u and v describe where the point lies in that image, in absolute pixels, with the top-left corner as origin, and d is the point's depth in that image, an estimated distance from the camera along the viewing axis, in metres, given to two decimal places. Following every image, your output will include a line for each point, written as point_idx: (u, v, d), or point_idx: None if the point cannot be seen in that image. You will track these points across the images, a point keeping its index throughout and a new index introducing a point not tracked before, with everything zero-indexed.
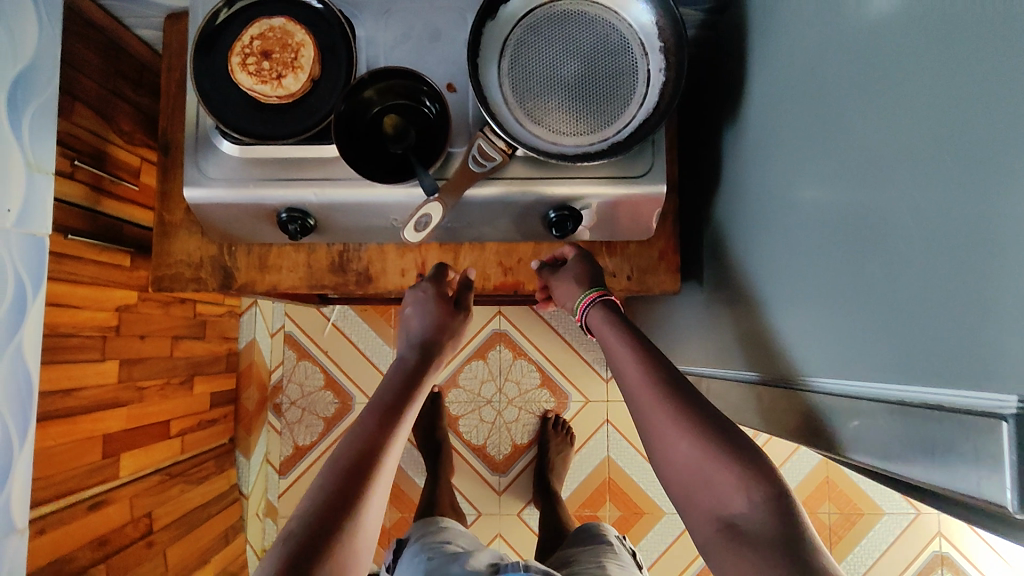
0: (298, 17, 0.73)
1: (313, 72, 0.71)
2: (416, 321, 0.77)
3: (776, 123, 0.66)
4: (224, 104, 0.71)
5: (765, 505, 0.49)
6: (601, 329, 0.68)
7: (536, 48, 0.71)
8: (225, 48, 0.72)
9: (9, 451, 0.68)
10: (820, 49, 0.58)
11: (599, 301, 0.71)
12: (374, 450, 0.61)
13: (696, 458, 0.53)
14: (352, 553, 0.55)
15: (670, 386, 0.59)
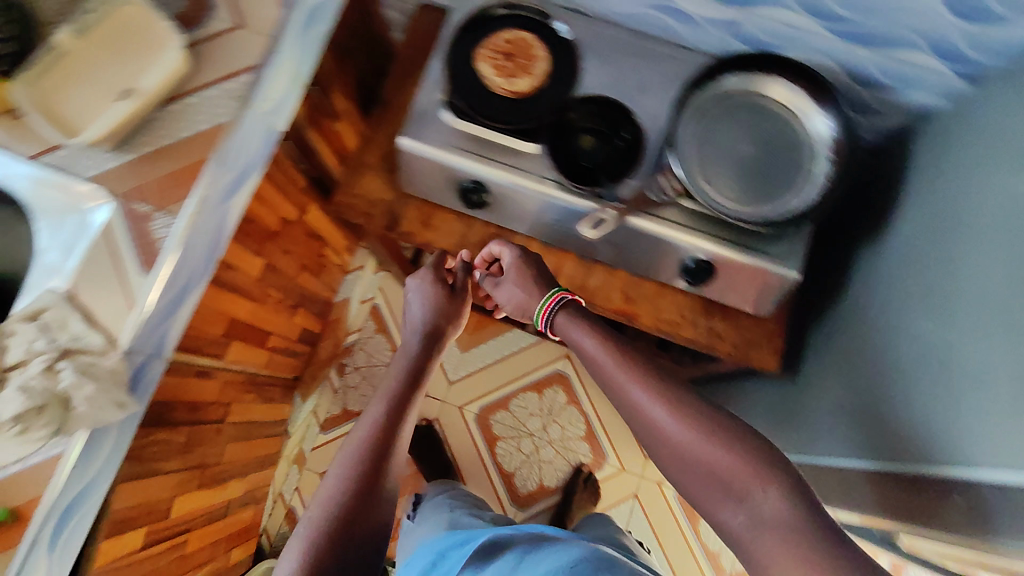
0: (543, 33, 0.86)
1: (540, 82, 0.85)
2: (412, 308, 0.91)
3: (919, 245, 0.74)
4: (461, 80, 0.85)
5: (776, 490, 0.55)
6: (574, 326, 0.76)
7: (724, 125, 0.82)
8: (477, 36, 0.86)
9: (186, 288, 0.75)
10: (981, 191, 0.67)
11: (562, 300, 0.78)
12: (385, 440, 0.73)
13: (711, 459, 0.59)
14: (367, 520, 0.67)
15: (653, 383, 0.66)
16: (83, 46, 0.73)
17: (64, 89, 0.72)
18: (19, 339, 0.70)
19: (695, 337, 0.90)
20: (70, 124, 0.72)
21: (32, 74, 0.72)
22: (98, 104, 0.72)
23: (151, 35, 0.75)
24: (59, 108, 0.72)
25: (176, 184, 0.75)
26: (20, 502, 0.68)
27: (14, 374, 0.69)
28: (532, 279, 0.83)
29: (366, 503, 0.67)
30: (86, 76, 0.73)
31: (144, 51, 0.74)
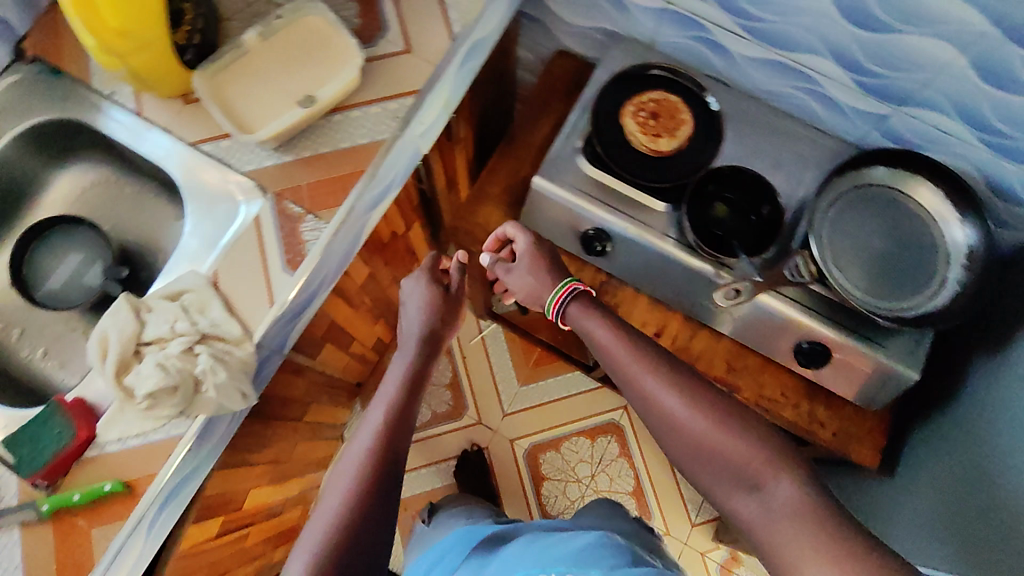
0: (689, 97, 0.86)
1: (683, 145, 0.84)
2: (411, 314, 0.87)
3: None
4: (605, 132, 0.85)
5: (789, 480, 0.60)
6: (589, 321, 0.76)
7: (858, 216, 0.82)
8: (625, 93, 0.87)
9: (315, 293, 0.78)
10: None
11: (575, 292, 0.78)
12: (384, 461, 0.71)
13: (727, 445, 0.63)
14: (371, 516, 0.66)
15: (663, 370, 0.69)
16: (268, 47, 0.77)
17: (246, 85, 0.76)
18: (159, 317, 0.72)
19: (795, 419, 0.90)
20: (246, 119, 0.75)
21: (217, 69, 0.76)
22: (276, 104, 0.75)
23: (331, 45, 0.78)
24: (237, 103, 0.75)
25: (329, 193, 0.77)
26: (133, 475, 0.69)
27: (152, 351, 0.70)
28: (545, 269, 0.82)
29: (365, 529, 0.66)
30: (267, 76, 0.76)
31: (325, 59, 0.77)
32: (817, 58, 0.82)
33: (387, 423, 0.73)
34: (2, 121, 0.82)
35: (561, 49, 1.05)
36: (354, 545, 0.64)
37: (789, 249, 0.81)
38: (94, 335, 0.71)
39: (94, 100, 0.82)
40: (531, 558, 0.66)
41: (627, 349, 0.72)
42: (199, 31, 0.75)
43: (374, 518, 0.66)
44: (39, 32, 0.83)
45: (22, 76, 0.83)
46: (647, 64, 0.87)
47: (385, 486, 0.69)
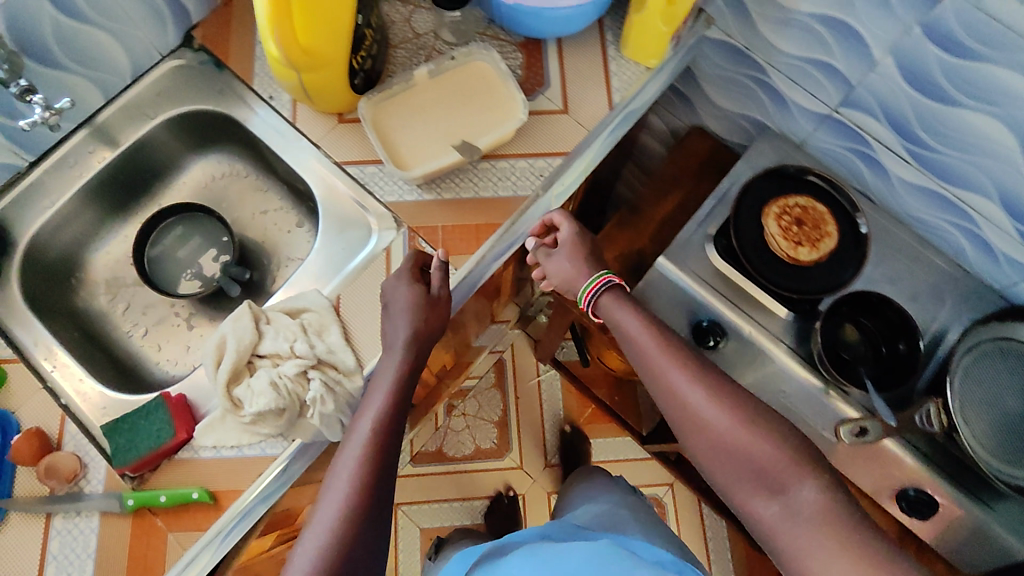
0: (838, 211, 0.83)
1: (824, 258, 0.81)
2: (397, 321, 0.69)
3: None
4: (744, 229, 0.83)
5: (814, 485, 0.60)
6: (624, 319, 0.74)
7: (997, 369, 0.77)
8: (771, 193, 0.85)
9: None
10: None
11: (610, 286, 0.76)
12: (385, 453, 0.63)
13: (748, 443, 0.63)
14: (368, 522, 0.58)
15: (692, 369, 0.69)
16: (434, 86, 0.76)
17: (405, 121, 0.75)
18: (277, 332, 0.71)
19: None
20: (400, 156, 0.74)
21: (382, 103, 0.76)
22: (432, 146, 0.74)
23: (497, 94, 0.77)
24: (394, 138, 0.75)
25: (464, 239, 0.76)
26: (220, 487, 0.67)
27: (265, 366, 0.70)
28: (582, 259, 0.78)
29: (369, 532, 0.58)
30: (429, 115, 0.75)
31: (487, 108, 0.76)
32: (982, 200, 0.77)
33: (389, 413, 0.65)
34: (160, 105, 0.84)
35: (697, 128, 1.03)
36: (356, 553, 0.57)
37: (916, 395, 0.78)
38: (213, 337, 0.70)
39: (248, 99, 0.83)
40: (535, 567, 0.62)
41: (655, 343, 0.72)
42: (371, 58, 0.76)
43: (375, 520, 0.59)
44: (211, 22, 0.84)
45: (186, 62, 0.84)
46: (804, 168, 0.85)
47: (385, 483, 0.62)
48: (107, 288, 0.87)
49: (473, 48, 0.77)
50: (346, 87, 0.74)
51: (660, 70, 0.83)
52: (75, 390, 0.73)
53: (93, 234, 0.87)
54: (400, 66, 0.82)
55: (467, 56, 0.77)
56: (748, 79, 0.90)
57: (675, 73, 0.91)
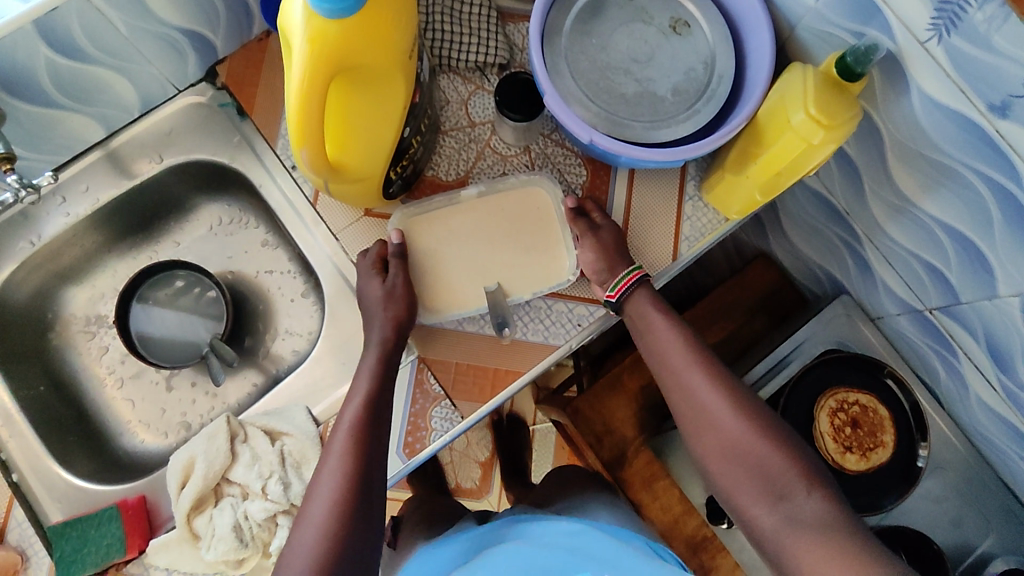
0: (898, 419, 0.76)
1: (871, 470, 0.74)
2: (372, 315, 0.64)
3: None
4: (794, 416, 0.75)
5: (819, 499, 0.52)
6: (650, 311, 0.63)
7: None
8: (835, 381, 0.76)
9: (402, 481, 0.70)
10: None
11: (640, 281, 0.64)
12: (373, 431, 0.59)
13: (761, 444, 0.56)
14: (369, 493, 0.56)
15: (713, 369, 0.60)
16: (482, 209, 0.69)
17: (440, 244, 0.69)
18: (252, 459, 0.64)
19: None
20: (424, 286, 0.68)
21: (421, 215, 0.69)
22: (463, 282, 0.68)
23: (548, 237, 0.69)
24: (423, 261, 0.68)
25: (475, 385, 0.68)
26: None
27: (233, 496, 0.64)
28: (611, 251, 0.65)
29: (368, 503, 0.56)
30: (467, 245, 0.69)
31: (533, 252, 0.69)
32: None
33: (374, 388, 0.61)
34: (166, 146, 0.76)
35: (763, 255, 0.92)
36: (353, 543, 0.54)
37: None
38: (183, 450, 0.64)
39: (268, 163, 0.75)
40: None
41: (678, 337, 0.62)
42: (412, 162, 0.67)
43: (369, 503, 0.56)
44: (241, 57, 0.74)
45: (204, 99, 0.76)
46: (877, 362, 0.76)
47: (378, 465, 0.58)
48: (84, 329, 0.80)
49: (538, 178, 0.70)
50: (376, 193, 0.66)
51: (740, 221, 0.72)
52: (30, 471, 0.68)
53: (81, 269, 0.79)
54: (446, 158, 0.73)
55: (528, 184, 0.70)
56: (833, 238, 0.78)
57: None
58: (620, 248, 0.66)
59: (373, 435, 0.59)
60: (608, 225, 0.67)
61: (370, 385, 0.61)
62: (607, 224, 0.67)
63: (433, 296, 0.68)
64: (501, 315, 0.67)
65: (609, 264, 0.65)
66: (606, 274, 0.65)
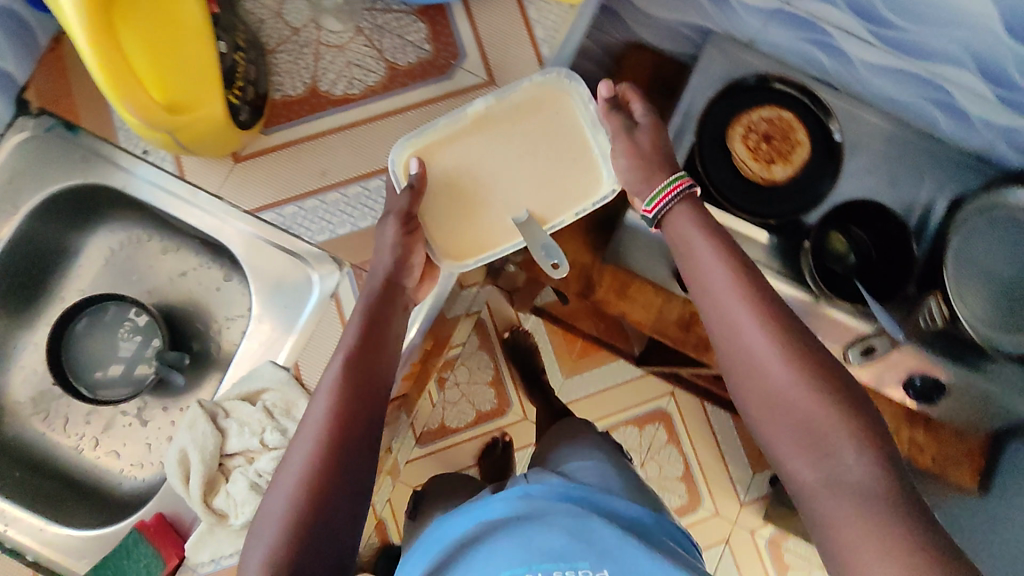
0: (806, 116, 0.80)
1: (798, 170, 0.79)
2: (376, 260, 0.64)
3: None
4: (713, 157, 0.79)
5: (868, 457, 0.48)
6: (691, 230, 0.60)
7: (988, 243, 0.76)
8: (738, 110, 0.80)
9: None
10: None
11: (687, 189, 0.61)
12: (349, 406, 0.55)
13: (805, 394, 0.50)
14: (340, 481, 0.52)
15: (766, 302, 0.54)
16: (506, 118, 0.69)
17: (459, 171, 0.69)
18: (241, 427, 0.63)
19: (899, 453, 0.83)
20: (455, 206, 0.69)
21: (428, 142, 0.68)
22: (489, 206, 0.69)
23: (576, 135, 0.70)
24: (448, 184, 0.69)
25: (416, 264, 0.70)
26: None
27: (239, 466, 0.62)
28: (653, 155, 0.63)
29: (338, 486, 0.52)
30: (492, 164, 0.69)
31: (563, 164, 0.69)
32: (955, 71, 0.70)
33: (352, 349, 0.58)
34: (16, 192, 0.72)
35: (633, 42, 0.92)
36: (314, 526, 0.50)
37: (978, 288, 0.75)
38: (172, 450, 0.62)
39: (123, 161, 0.72)
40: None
41: (720, 272, 0.57)
42: (250, 83, 0.65)
43: (336, 500, 0.51)
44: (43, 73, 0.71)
45: (32, 131, 0.71)
46: (767, 76, 0.80)
47: (356, 445, 0.54)
48: (34, 407, 0.76)
49: (562, 75, 0.68)
50: (231, 127, 0.64)
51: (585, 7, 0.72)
52: None
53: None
54: (286, 74, 0.71)
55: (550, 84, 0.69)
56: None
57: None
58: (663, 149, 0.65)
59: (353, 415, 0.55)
60: (646, 121, 0.65)
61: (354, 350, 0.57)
62: (647, 122, 0.66)
63: (459, 227, 0.69)
64: (545, 249, 0.66)
65: (646, 173, 0.62)
66: (645, 182, 0.63)
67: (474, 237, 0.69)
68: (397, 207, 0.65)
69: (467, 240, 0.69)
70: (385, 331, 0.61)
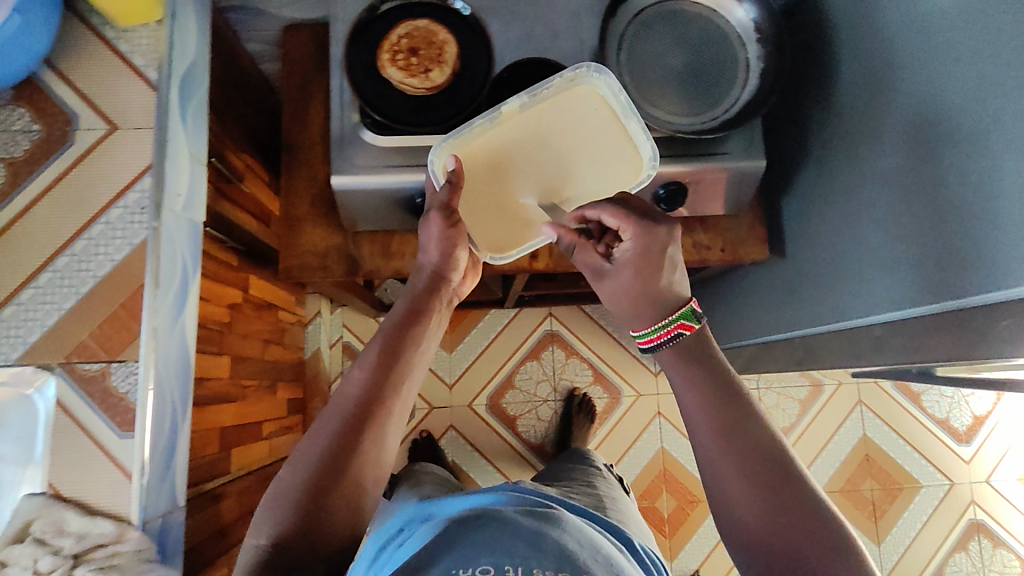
0: (439, 14, 0.78)
1: (457, 66, 0.77)
2: (427, 249, 0.75)
3: (875, 85, 0.73)
4: (373, 94, 0.76)
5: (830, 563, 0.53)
6: (677, 362, 0.63)
7: (650, 41, 0.81)
8: (374, 39, 0.77)
9: (177, 426, 0.70)
10: (922, 22, 0.65)
11: (674, 338, 0.64)
12: (381, 393, 0.64)
13: (770, 520, 0.55)
14: (366, 453, 0.61)
15: (732, 419, 0.59)
16: (551, 110, 0.75)
17: (499, 155, 0.76)
18: (16, 566, 0.61)
19: (686, 257, 0.92)
20: (484, 198, 0.77)
21: (468, 141, 0.75)
22: (518, 191, 0.76)
23: (597, 119, 0.75)
24: (476, 171, 0.76)
25: (118, 330, 0.66)
26: None
27: None
28: (635, 293, 0.68)
29: (361, 454, 0.61)
30: (522, 149, 0.75)
31: (592, 132, 0.75)
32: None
33: (389, 341, 0.68)
34: None
35: (283, 26, 0.92)
36: (335, 475, 0.59)
37: (660, 85, 0.81)
38: None
39: None
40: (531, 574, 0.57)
41: (701, 402, 0.60)
42: None
43: (361, 461, 0.61)
44: None
45: None
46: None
47: (383, 426, 0.64)
48: None
49: (586, 69, 0.74)
50: None
51: (172, 12, 0.70)
52: None
53: None
54: None
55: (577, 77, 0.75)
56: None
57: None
58: (652, 278, 0.67)
59: (363, 422, 0.62)
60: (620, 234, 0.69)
61: (375, 363, 0.66)
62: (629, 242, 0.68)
63: (500, 214, 0.78)
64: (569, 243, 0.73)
65: (636, 311, 0.68)
66: (636, 318, 0.68)
67: (518, 223, 0.78)
68: (438, 201, 0.73)
69: (512, 232, 0.78)
70: (421, 331, 0.71)
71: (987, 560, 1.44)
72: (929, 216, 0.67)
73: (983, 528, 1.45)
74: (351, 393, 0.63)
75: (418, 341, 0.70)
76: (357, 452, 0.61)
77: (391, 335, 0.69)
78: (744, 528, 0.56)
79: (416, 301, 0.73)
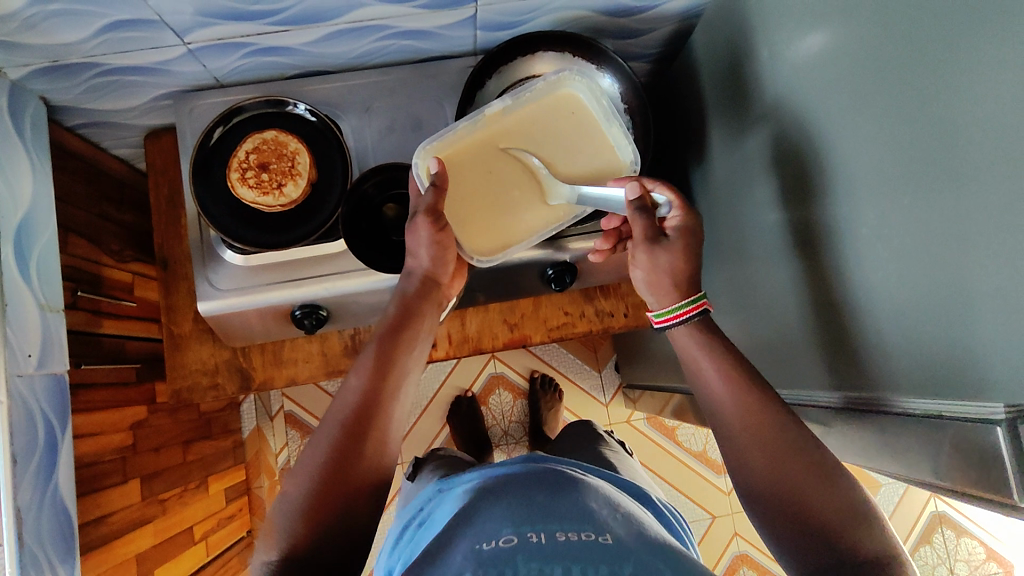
0: (288, 124, 0.76)
1: (311, 176, 0.75)
2: (418, 253, 0.67)
3: (747, 152, 0.69)
4: (228, 218, 0.73)
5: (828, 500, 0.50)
6: (690, 342, 0.61)
7: None
8: (223, 161, 0.75)
9: None
10: (777, 96, 0.62)
11: (695, 317, 0.61)
12: (378, 397, 0.61)
13: (776, 474, 0.52)
14: (370, 456, 0.58)
15: (741, 383, 0.56)
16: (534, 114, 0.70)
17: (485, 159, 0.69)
18: None
19: (589, 327, 0.90)
20: (475, 202, 0.70)
21: (447, 147, 0.69)
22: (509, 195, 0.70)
23: (580, 122, 0.70)
24: (460, 174, 0.69)
25: None
26: None
27: None
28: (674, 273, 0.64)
29: (366, 457, 0.58)
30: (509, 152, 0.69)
31: (575, 137, 0.70)
32: (369, 8, 0.65)
33: (380, 344, 0.64)
34: None
35: (144, 134, 0.88)
36: (340, 487, 0.56)
37: None
38: None
39: None
40: (555, 537, 0.53)
41: (716, 370, 0.58)
42: None
43: (364, 465, 0.58)
44: None
45: None
46: (227, 113, 0.74)
47: (384, 428, 0.60)
48: None
49: (566, 76, 0.69)
50: None
51: None
52: None
53: None
54: None
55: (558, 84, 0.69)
56: (103, 78, 0.73)
57: (47, 147, 0.77)
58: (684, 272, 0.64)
59: (362, 431, 0.58)
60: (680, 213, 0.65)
61: (371, 371, 0.62)
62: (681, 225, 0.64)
63: (490, 219, 0.71)
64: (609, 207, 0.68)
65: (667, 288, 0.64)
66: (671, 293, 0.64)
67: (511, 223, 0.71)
68: (424, 204, 0.65)
69: (502, 233, 0.71)
70: (415, 325, 0.67)
71: (953, 551, 1.45)
72: (788, 299, 0.64)
73: (945, 519, 1.45)
74: (348, 401, 0.60)
75: (412, 340, 0.65)
76: (360, 457, 0.58)
77: (384, 339, 0.64)
78: (757, 501, 0.54)
79: (408, 305, 0.67)
